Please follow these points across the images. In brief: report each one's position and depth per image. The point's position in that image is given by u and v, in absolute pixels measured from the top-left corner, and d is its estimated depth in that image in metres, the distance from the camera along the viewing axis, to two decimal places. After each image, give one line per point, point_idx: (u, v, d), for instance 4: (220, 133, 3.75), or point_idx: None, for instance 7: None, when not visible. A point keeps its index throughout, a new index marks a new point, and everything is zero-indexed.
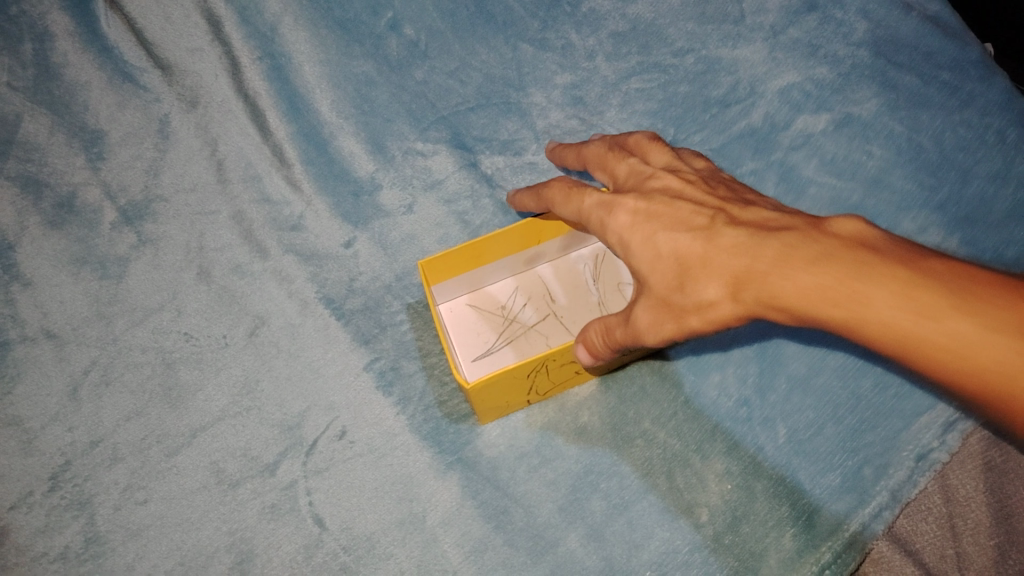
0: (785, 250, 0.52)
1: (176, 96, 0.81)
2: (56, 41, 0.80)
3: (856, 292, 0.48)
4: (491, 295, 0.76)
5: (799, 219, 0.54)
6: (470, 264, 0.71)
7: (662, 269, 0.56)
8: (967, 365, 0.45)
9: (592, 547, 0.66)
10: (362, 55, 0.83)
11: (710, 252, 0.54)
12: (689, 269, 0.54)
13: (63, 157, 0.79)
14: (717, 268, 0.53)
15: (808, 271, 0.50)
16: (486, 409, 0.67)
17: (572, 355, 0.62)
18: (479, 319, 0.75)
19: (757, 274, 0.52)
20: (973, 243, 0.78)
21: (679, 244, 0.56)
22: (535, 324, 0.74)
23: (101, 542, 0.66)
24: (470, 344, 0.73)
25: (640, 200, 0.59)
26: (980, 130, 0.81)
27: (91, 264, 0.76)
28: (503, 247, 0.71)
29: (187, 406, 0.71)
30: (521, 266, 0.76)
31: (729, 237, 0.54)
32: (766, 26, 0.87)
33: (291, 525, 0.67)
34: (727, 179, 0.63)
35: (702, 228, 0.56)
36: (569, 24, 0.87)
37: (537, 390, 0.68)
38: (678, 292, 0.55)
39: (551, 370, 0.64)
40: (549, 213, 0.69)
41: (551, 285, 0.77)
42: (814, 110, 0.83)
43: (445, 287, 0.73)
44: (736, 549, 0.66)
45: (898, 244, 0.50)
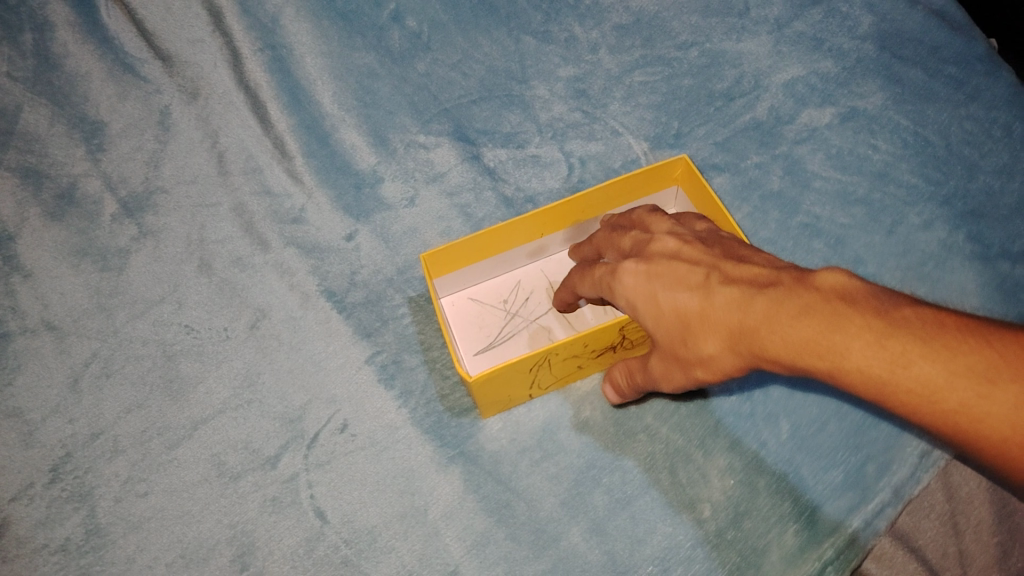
0: (772, 304, 0.47)
1: (177, 87, 0.81)
2: (56, 31, 0.80)
3: (836, 346, 0.44)
4: (492, 289, 0.76)
5: (789, 271, 0.50)
6: (473, 259, 0.71)
7: (668, 328, 0.53)
8: (944, 415, 0.40)
9: (594, 541, 0.66)
10: (364, 47, 0.82)
11: (704, 308, 0.51)
12: (688, 330, 0.52)
13: (63, 147, 0.79)
14: (712, 325, 0.50)
15: (794, 325, 0.46)
16: (488, 404, 0.67)
17: (575, 349, 0.62)
18: (480, 313, 0.75)
19: (747, 329, 0.48)
20: (979, 237, 0.76)
21: (677, 302, 0.53)
22: (537, 319, 0.74)
23: (101, 535, 0.66)
24: (471, 338, 0.73)
25: (640, 263, 0.56)
26: (985, 124, 0.81)
27: (92, 256, 0.76)
28: (506, 241, 0.71)
29: (188, 398, 0.71)
30: (523, 260, 0.76)
31: (723, 292, 0.51)
32: (770, 20, 0.87)
33: (293, 518, 0.66)
34: (729, 233, 0.59)
35: (697, 286, 0.52)
36: (573, 16, 0.87)
37: (539, 385, 0.68)
38: (685, 348, 0.52)
39: (554, 365, 0.63)
40: (552, 208, 0.69)
41: (553, 280, 0.76)
42: (818, 104, 0.83)
43: (446, 281, 0.73)
44: (739, 545, 0.65)
45: (888, 293, 0.45)
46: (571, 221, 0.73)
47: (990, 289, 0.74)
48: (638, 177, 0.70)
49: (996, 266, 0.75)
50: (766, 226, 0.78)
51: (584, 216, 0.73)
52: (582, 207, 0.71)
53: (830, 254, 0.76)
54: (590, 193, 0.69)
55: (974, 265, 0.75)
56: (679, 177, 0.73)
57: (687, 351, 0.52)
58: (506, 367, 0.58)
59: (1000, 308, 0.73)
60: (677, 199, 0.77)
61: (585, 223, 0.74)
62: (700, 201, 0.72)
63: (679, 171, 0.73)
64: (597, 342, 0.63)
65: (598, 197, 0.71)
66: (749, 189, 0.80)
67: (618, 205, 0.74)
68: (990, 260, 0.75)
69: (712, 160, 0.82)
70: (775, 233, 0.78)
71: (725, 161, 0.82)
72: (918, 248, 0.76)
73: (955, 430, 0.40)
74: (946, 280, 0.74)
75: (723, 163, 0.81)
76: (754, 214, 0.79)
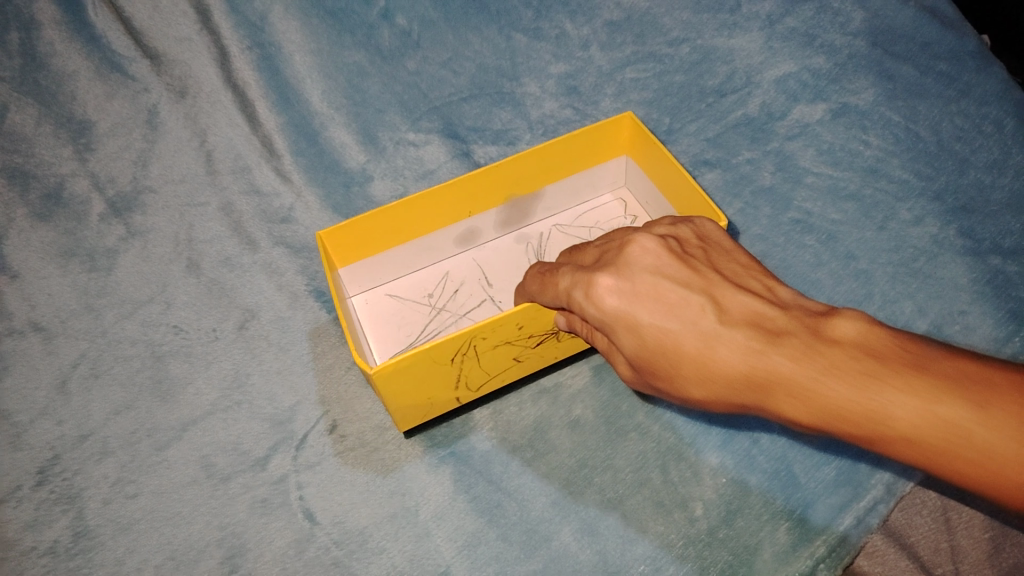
0: (793, 361, 0.46)
1: (165, 86, 0.80)
2: (42, 30, 0.78)
3: (877, 410, 0.44)
4: (414, 285, 0.77)
5: (798, 316, 0.48)
6: (385, 244, 0.72)
7: (649, 357, 0.50)
8: (994, 478, 0.42)
9: (586, 541, 0.65)
10: (353, 45, 0.81)
11: (703, 350, 0.48)
12: (679, 366, 0.49)
13: (50, 147, 0.78)
14: (714, 371, 0.48)
15: (817, 383, 0.45)
16: (410, 408, 0.64)
17: (504, 335, 0.60)
18: (395, 307, 0.76)
19: (766, 383, 0.47)
20: (970, 233, 0.76)
21: (674, 339, 0.48)
22: (459, 309, 0.75)
23: (90, 537, 0.64)
24: (386, 331, 0.74)
25: (620, 284, 0.50)
26: (976, 120, 0.81)
27: (79, 256, 0.75)
28: (428, 219, 0.72)
29: (176, 400, 0.70)
30: (454, 247, 0.78)
31: (732, 335, 0.48)
32: (761, 15, 0.86)
33: (283, 519, 0.65)
34: (704, 239, 0.55)
35: (693, 320, 0.49)
36: (564, 12, 0.86)
37: (470, 385, 0.65)
38: (675, 382, 0.50)
39: (482, 354, 0.61)
40: (474, 182, 0.70)
41: (487, 270, 0.78)
42: (810, 100, 0.83)
43: (358, 271, 0.73)
44: (731, 543, 0.65)
45: (908, 339, 0.46)
46: (502, 198, 0.75)
47: (982, 284, 0.73)
48: (574, 146, 0.73)
49: (988, 261, 0.74)
50: (758, 222, 0.78)
51: (518, 190, 0.75)
52: (513, 179, 0.73)
53: (822, 249, 0.76)
54: (516, 164, 0.71)
55: (965, 260, 0.74)
56: (622, 141, 0.76)
57: (677, 386, 0.50)
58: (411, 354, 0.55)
59: (992, 304, 0.72)
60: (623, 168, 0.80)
61: (521, 199, 0.76)
62: (647, 162, 0.74)
63: (625, 135, 0.75)
64: (532, 325, 0.60)
65: (529, 166, 0.72)
66: (741, 184, 0.80)
67: (553, 179, 0.76)
68: (982, 255, 0.74)
69: (703, 156, 0.82)
70: (768, 229, 0.77)
71: (716, 156, 0.82)
72: (910, 244, 0.76)
73: (1009, 493, 0.42)
74: (939, 275, 0.74)
75: (715, 159, 0.81)
76: (746, 209, 0.78)
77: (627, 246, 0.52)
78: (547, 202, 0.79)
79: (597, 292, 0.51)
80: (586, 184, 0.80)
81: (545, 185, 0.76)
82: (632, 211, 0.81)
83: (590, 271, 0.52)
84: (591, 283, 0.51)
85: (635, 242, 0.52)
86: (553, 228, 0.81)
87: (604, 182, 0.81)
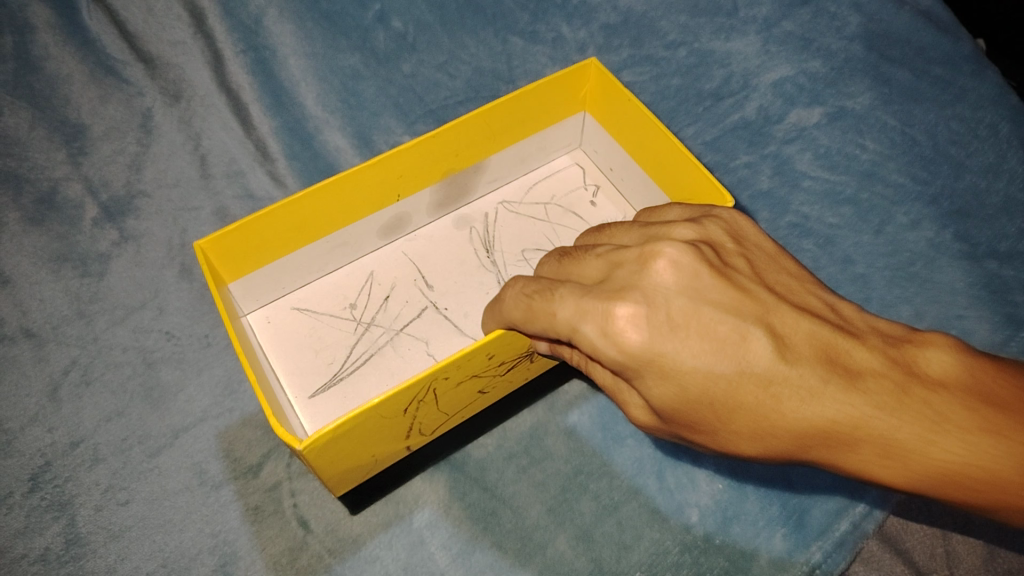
0: (881, 415, 0.45)
1: (160, 89, 0.78)
2: (37, 34, 0.75)
3: (970, 462, 0.45)
4: (324, 296, 0.74)
5: (872, 356, 0.47)
6: (285, 250, 0.68)
7: (694, 407, 0.45)
8: None
9: (581, 548, 0.65)
10: (349, 48, 0.80)
11: (767, 400, 0.44)
12: (733, 415, 0.45)
13: (43, 152, 0.76)
14: (780, 422, 0.45)
15: (907, 438, 0.45)
16: (352, 472, 0.59)
17: (460, 373, 0.54)
18: (299, 324, 0.72)
19: (849, 436, 0.45)
20: (967, 237, 0.76)
21: (740, 391, 0.44)
22: (383, 320, 0.73)
23: (81, 544, 0.63)
24: (290, 353, 0.70)
25: (658, 317, 0.45)
26: (972, 124, 0.80)
27: (72, 261, 0.74)
28: (341, 212, 0.69)
29: (169, 406, 0.69)
30: (376, 240, 0.76)
31: (807, 381, 0.45)
32: (759, 19, 0.85)
33: (275, 527, 0.65)
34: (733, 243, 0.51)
35: (753, 362, 0.44)
36: (561, 16, 0.86)
37: (422, 429, 0.61)
38: (722, 430, 0.46)
39: (442, 397, 0.56)
40: (401, 163, 0.69)
41: (420, 264, 0.77)
42: (806, 104, 0.83)
43: (251, 286, 0.69)
44: (726, 550, 0.65)
45: (982, 376, 0.47)
46: (430, 180, 0.73)
47: (979, 288, 0.74)
48: (529, 108, 0.73)
49: (985, 265, 0.75)
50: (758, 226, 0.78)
51: (457, 165, 0.74)
52: (444, 157, 0.72)
53: (820, 254, 0.76)
54: (456, 135, 0.70)
55: (962, 264, 0.75)
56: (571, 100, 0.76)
57: (722, 433, 0.47)
58: (355, 415, 0.49)
59: (989, 308, 0.73)
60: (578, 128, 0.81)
61: (458, 175, 0.75)
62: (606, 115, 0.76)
63: (586, 88, 0.76)
64: (503, 352, 0.56)
65: (462, 140, 0.71)
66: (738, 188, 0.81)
67: (505, 144, 0.76)
68: (978, 259, 0.75)
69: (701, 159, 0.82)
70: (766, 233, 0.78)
71: (714, 160, 0.82)
72: (907, 248, 0.76)
73: None
74: (935, 280, 0.75)
75: (712, 163, 0.82)
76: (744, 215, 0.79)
77: (655, 265, 0.46)
78: (491, 174, 0.79)
79: (621, 324, 0.45)
80: (539, 150, 0.81)
81: (493, 152, 0.76)
82: (589, 173, 0.84)
83: (614, 300, 0.46)
84: (611, 313, 0.45)
85: (660, 258, 0.46)
86: (499, 206, 0.81)
87: (560, 146, 0.83)
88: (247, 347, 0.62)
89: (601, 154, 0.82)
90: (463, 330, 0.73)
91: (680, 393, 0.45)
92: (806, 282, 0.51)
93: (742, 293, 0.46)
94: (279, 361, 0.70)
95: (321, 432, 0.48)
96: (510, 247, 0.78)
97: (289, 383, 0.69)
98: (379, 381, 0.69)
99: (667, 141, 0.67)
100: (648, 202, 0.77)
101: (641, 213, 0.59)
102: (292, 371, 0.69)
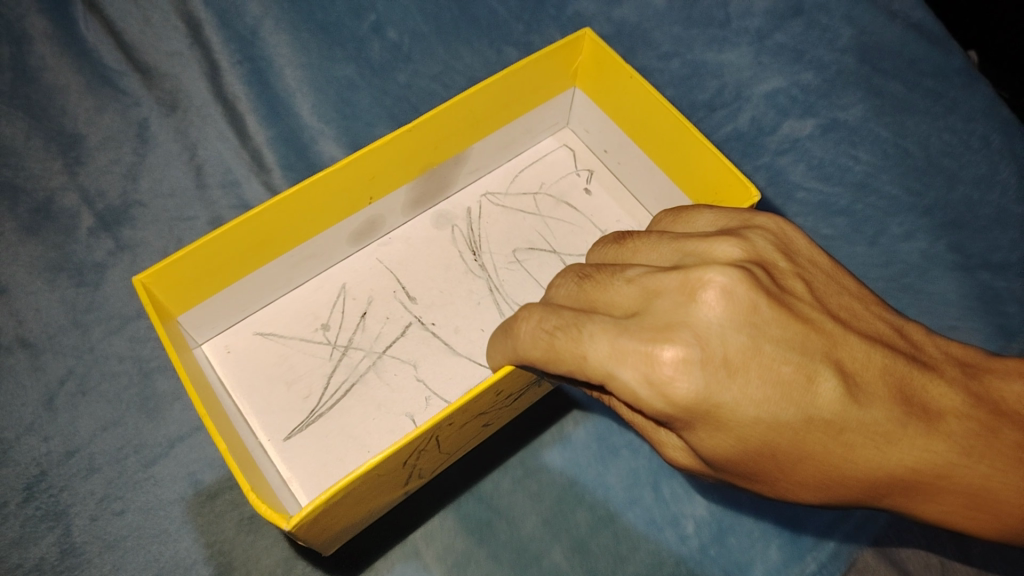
0: (954, 459, 0.45)
1: (156, 99, 0.78)
2: (33, 44, 0.75)
3: None
4: (292, 319, 0.73)
5: (942, 390, 0.47)
6: (243, 270, 0.66)
7: (757, 456, 0.44)
8: None
9: (577, 559, 0.65)
10: (344, 59, 0.81)
11: (836, 447, 0.44)
12: (798, 463, 0.45)
13: (40, 161, 0.76)
14: (849, 469, 0.44)
15: (976, 478, 0.45)
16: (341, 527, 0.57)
17: (461, 418, 0.54)
18: (264, 349, 0.71)
19: (919, 479, 0.45)
20: (960, 248, 0.78)
21: (811, 442, 0.44)
22: (361, 338, 0.73)
23: (76, 554, 0.64)
24: (248, 385, 0.69)
25: (715, 360, 0.43)
26: (964, 136, 0.80)
27: (68, 271, 0.74)
28: (308, 222, 0.68)
29: (164, 416, 0.70)
30: (346, 247, 0.75)
31: (879, 424, 0.44)
32: (751, 31, 0.85)
33: (271, 537, 0.66)
34: (784, 261, 0.49)
35: (822, 407, 0.43)
36: (555, 27, 0.86)
37: (422, 472, 0.60)
38: (781, 478, 0.46)
39: (445, 439, 0.56)
40: (376, 162, 0.68)
41: (396, 272, 0.76)
42: (799, 116, 0.83)
43: (203, 316, 0.67)
44: (722, 560, 0.67)
45: None
46: (404, 179, 0.73)
47: (971, 299, 0.77)
48: (520, 86, 0.74)
49: (976, 277, 0.77)
50: None
51: (434, 160, 0.74)
52: (422, 152, 0.71)
53: None
54: (438, 124, 0.69)
55: (954, 276, 0.77)
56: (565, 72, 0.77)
57: (781, 479, 0.46)
58: (349, 480, 0.48)
59: (982, 319, 0.76)
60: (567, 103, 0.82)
61: (437, 170, 0.75)
62: (601, 86, 0.77)
63: (578, 62, 0.77)
64: (508, 386, 0.56)
65: (439, 130, 0.70)
66: None
67: (490, 129, 0.76)
68: (970, 271, 0.78)
69: None
70: None
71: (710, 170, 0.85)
72: (899, 259, 0.79)
73: None
74: (927, 291, 0.77)
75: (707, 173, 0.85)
76: None
77: (704, 296, 0.44)
78: (473, 163, 0.79)
79: (672, 368, 0.42)
80: (525, 133, 0.82)
81: (476, 141, 0.76)
82: (578, 154, 0.86)
83: (661, 341, 0.43)
84: (655, 356, 0.43)
85: (710, 287, 0.44)
86: (483, 198, 0.82)
87: (545, 129, 0.84)
88: (203, 389, 0.60)
89: (594, 134, 0.83)
90: (454, 347, 0.73)
91: (744, 443, 0.44)
92: (863, 301, 0.50)
93: (810, 328, 0.45)
94: (242, 400, 0.68)
95: (315, 501, 0.47)
96: (499, 247, 0.79)
97: (259, 425, 0.68)
98: (362, 409, 0.69)
99: (677, 124, 0.69)
100: (648, 186, 0.79)
101: (664, 216, 0.56)
102: (261, 410, 0.68)
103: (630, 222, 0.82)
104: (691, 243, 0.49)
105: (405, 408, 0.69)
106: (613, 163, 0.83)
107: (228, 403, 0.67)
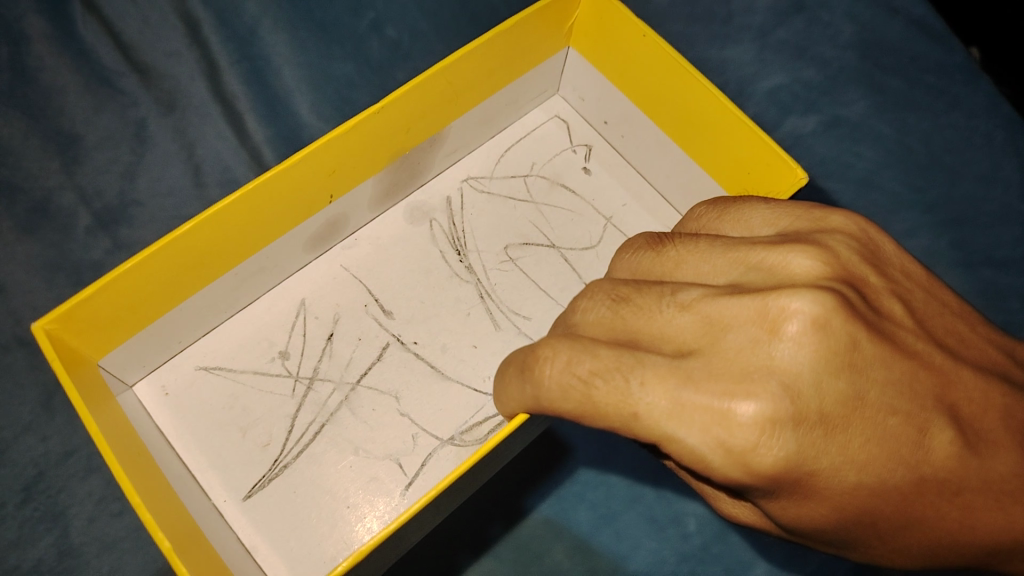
0: None
1: (154, 98, 0.77)
2: (32, 45, 0.73)
3: None
4: (246, 350, 0.72)
5: None
6: (181, 295, 0.65)
7: (860, 524, 0.45)
8: None
9: (578, 558, 0.67)
10: (343, 57, 0.81)
11: (951, 509, 0.44)
12: (904, 529, 0.45)
13: (36, 161, 0.74)
14: (963, 536, 0.45)
15: None
16: None
17: (456, 486, 0.56)
18: (211, 386, 0.70)
19: None
20: (962, 245, 0.78)
21: (926, 506, 0.44)
22: (324, 360, 0.72)
23: (75, 555, 0.64)
24: (196, 424, 0.69)
25: (810, 418, 0.44)
26: (966, 133, 0.81)
27: (67, 270, 0.73)
28: (253, 233, 0.66)
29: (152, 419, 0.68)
30: (303, 253, 0.74)
31: (999, 480, 0.45)
32: (753, 27, 0.84)
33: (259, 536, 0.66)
34: (874, 275, 0.49)
35: (933, 462, 0.44)
36: None
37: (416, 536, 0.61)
38: (879, 546, 0.46)
39: (441, 504, 0.57)
40: (337, 150, 0.67)
41: (365, 281, 0.76)
42: (801, 112, 0.83)
43: (129, 357, 0.66)
44: (724, 559, 0.68)
45: None
46: (368, 172, 0.72)
47: (974, 295, 0.76)
48: (506, 47, 0.74)
49: (979, 273, 0.77)
50: None
51: (401, 148, 0.73)
52: (388, 140, 0.70)
53: None
54: (402, 106, 0.69)
55: (956, 273, 0.77)
56: (560, 27, 0.77)
57: (877, 548, 0.47)
58: None
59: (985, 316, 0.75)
60: (559, 64, 0.83)
61: (405, 158, 0.74)
62: (602, 44, 0.78)
63: (575, 17, 0.77)
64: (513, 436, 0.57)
65: (392, 123, 0.69)
66: None
67: (463, 109, 0.76)
68: (972, 268, 0.77)
69: None
70: None
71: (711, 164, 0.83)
72: None
73: None
74: None
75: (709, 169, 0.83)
76: None
77: (788, 329, 0.44)
78: (450, 144, 0.79)
79: (755, 426, 0.43)
80: (516, 101, 0.82)
81: (451, 120, 0.76)
82: (570, 123, 0.86)
83: (740, 397, 0.44)
84: (733, 413, 0.44)
85: (794, 319, 0.44)
86: (465, 182, 0.82)
87: (529, 99, 0.84)
88: (124, 440, 0.59)
89: (591, 103, 0.84)
90: (443, 371, 0.73)
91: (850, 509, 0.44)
92: (967, 321, 0.50)
93: (921, 371, 0.45)
94: (193, 458, 0.67)
95: None
96: (486, 247, 0.79)
97: (216, 483, 0.67)
98: (336, 451, 0.69)
99: (703, 90, 0.71)
100: (659, 163, 0.81)
101: (705, 212, 0.56)
102: (217, 465, 0.67)
103: (636, 205, 0.82)
104: (755, 254, 0.49)
105: (388, 449, 0.69)
106: (613, 135, 0.84)
107: (175, 465, 0.66)
